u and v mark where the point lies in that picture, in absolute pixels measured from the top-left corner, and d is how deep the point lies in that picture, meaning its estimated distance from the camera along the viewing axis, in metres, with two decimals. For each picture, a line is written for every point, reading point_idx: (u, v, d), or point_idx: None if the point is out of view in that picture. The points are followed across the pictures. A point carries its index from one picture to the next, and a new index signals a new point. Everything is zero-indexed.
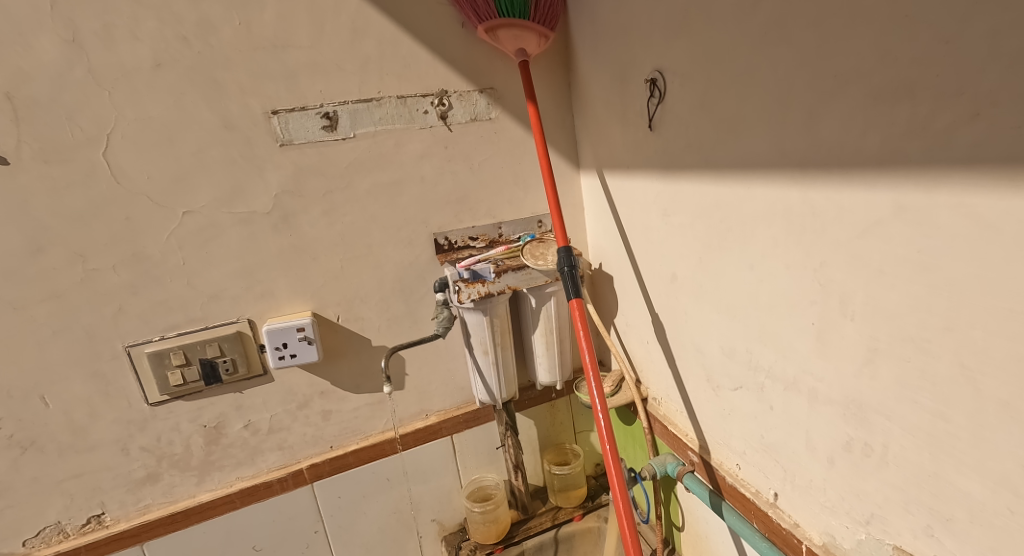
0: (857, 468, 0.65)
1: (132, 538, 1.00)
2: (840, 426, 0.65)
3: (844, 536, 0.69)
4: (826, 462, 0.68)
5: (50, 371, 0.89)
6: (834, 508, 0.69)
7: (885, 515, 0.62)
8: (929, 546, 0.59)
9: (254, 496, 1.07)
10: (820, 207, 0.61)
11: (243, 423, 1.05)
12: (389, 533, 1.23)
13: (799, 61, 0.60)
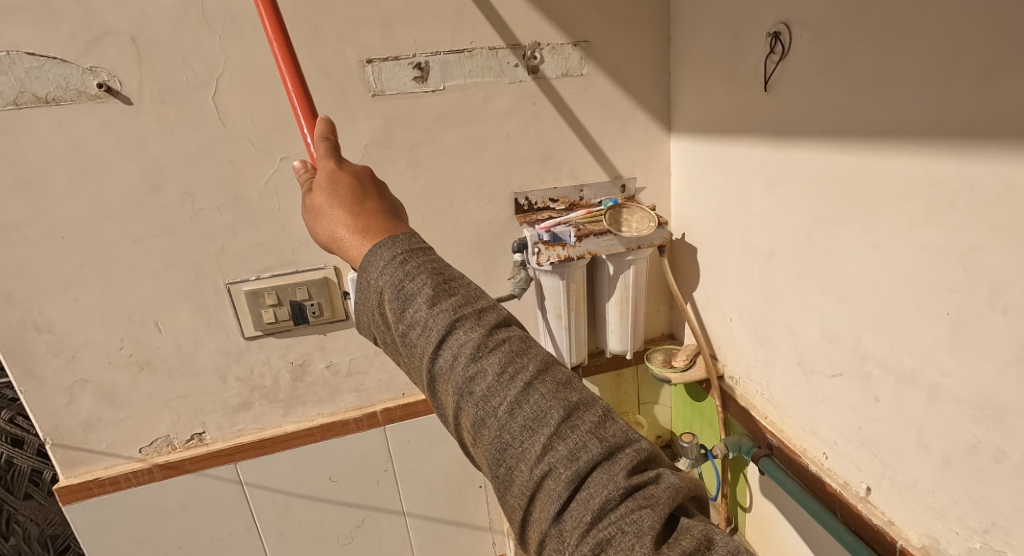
0: (979, 473, 0.60)
1: (228, 456, 1.09)
2: (968, 427, 0.60)
3: (951, 541, 0.65)
4: (940, 463, 0.64)
5: (162, 301, 0.97)
6: (942, 511, 0.65)
7: (1009, 525, 0.58)
8: None
9: (332, 432, 1.14)
10: (979, 183, 0.54)
11: (325, 364, 1.11)
12: (453, 480, 1.28)
13: (975, 10, 0.53)
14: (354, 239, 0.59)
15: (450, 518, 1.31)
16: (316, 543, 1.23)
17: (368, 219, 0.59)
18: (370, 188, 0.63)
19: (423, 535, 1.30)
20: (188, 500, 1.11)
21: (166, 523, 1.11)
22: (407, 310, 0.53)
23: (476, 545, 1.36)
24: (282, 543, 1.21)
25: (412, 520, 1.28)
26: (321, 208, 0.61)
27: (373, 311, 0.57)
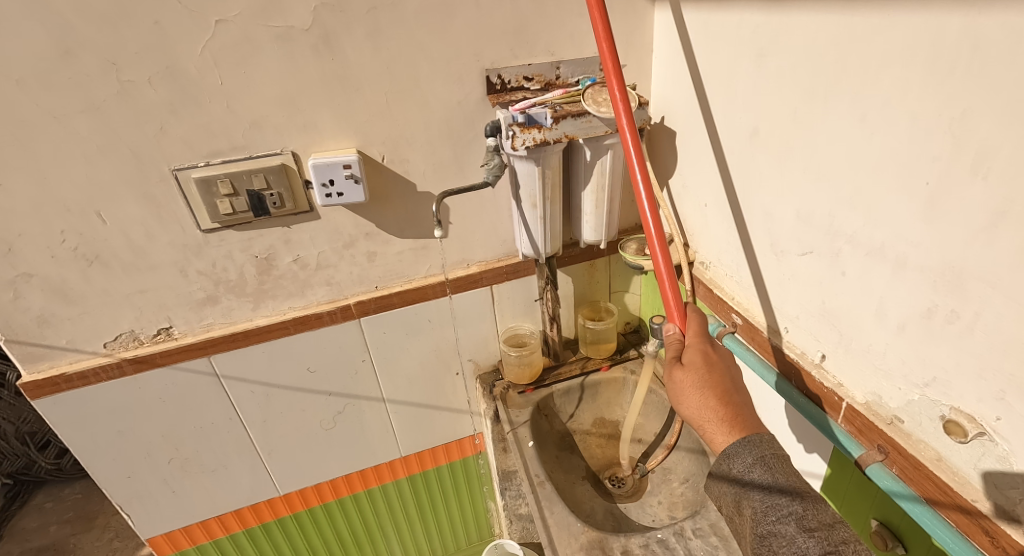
0: (930, 334, 0.62)
1: (200, 350, 1.09)
2: (927, 293, 0.61)
3: (892, 396, 0.70)
4: (895, 328, 0.66)
5: (103, 190, 0.90)
6: (889, 371, 0.69)
7: (951, 380, 0.61)
8: (993, 409, 0.58)
9: (306, 326, 1.14)
10: (986, 40, 0.51)
11: (292, 258, 1.07)
12: (431, 369, 1.31)
13: None
14: (715, 427, 0.72)
15: (428, 404, 1.36)
16: (300, 428, 1.27)
17: (728, 415, 0.71)
18: (718, 364, 0.76)
19: (403, 419, 1.35)
20: (165, 392, 1.11)
21: (146, 414, 1.13)
22: (768, 519, 0.65)
23: (456, 427, 1.42)
24: (266, 429, 1.24)
25: (392, 406, 1.32)
26: (700, 389, 0.74)
27: (730, 499, 0.69)
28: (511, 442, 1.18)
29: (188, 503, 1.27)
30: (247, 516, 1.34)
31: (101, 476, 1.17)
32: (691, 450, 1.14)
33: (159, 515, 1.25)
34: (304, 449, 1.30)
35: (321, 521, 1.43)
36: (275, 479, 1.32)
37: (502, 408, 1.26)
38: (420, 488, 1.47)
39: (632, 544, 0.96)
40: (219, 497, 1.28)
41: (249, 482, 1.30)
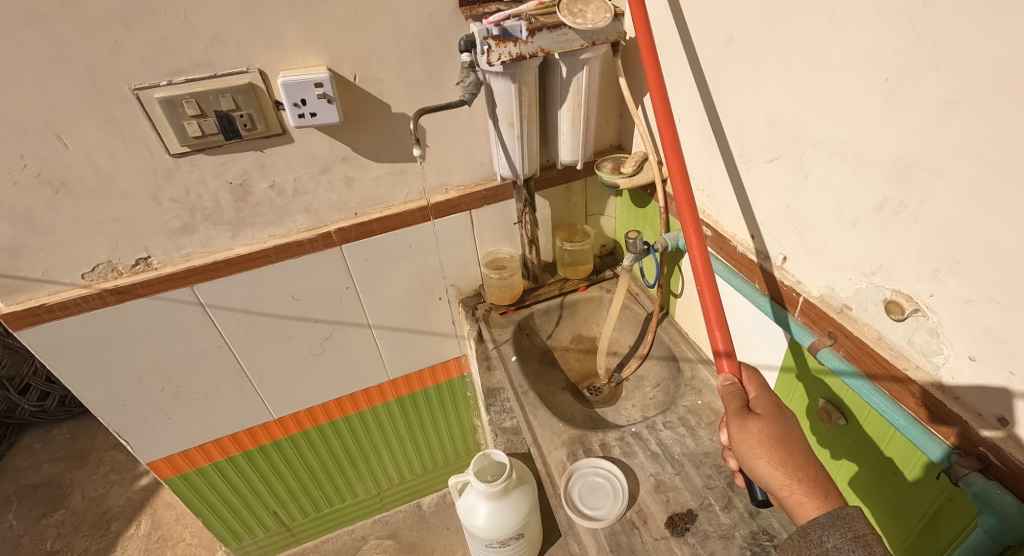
0: (880, 225, 0.67)
1: (182, 281, 1.10)
2: (879, 187, 0.65)
3: (844, 287, 0.76)
4: (850, 223, 0.71)
5: (60, 111, 0.87)
6: (842, 264, 0.74)
7: (895, 265, 0.67)
8: (928, 288, 0.64)
9: (288, 254, 1.15)
10: None
11: (268, 184, 1.07)
12: (414, 294, 1.34)
13: None
14: (801, 493, 0.68)
15: (413, 328, 1.40)
16: (289, 354, 1.30)
17: (812, 480, 0.69)
18: (789, 420, 0.74)
19: (390, 343, 1.39)
20: (150, 322, 1.13)
21: (133, 344, 1.14)
22: None
23: (441, 349, 1.47)
24: (255, 357, 1.27)
25: (379, 331, 1.36)
26: (777, 448, 0.71)
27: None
28: (495, 356, 1.25)
29: (184, 430, 1.30)
30: (244, 440, 1.38)
31: (94, 405, 1.19)
32: (663, 357, 1.23)
33: (157, 442, 1.28)
34: (295, 376, 1.34)
35: (317, 443, 1.47)
36: (269, 405, 1.36)
37: (484, 326, 1.32)
38: (409, 408, 1.53)
39: (613, 439, 1.03)
40: (214, 422, 1.32)
41: (244, 408, 1.33)
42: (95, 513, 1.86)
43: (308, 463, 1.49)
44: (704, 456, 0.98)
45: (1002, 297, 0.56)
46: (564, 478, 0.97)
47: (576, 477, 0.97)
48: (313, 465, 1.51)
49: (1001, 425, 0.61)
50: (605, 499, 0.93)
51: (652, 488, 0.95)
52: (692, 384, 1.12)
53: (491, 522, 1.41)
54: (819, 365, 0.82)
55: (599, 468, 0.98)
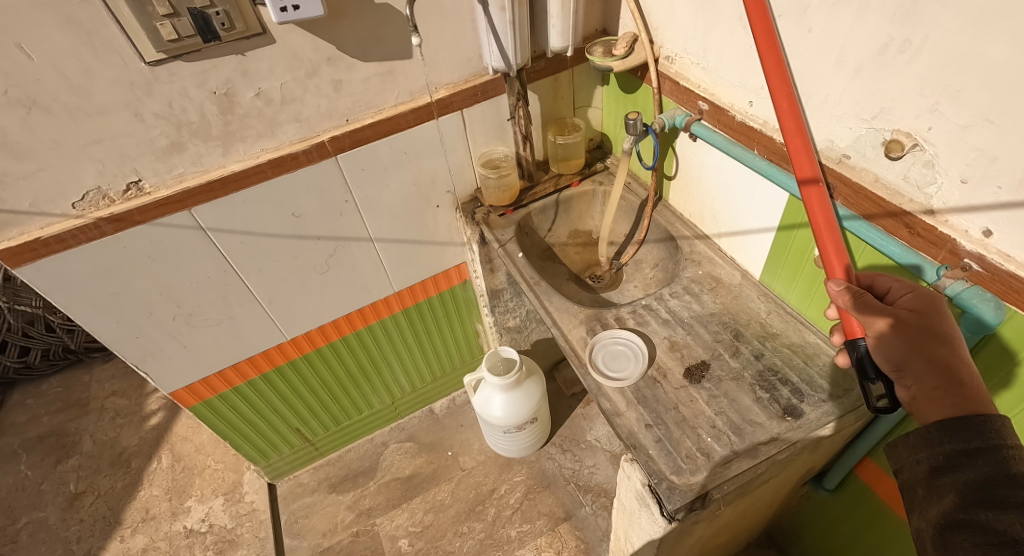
0: (884, 68, 0.71)
1: (178, 204, 1.07)
2: (884, 29, 0.69)
3: (843, 138, 0.80)
4: (852, 71, 0.75)
5: (18, 16, 0.82)
6: (842, 115, 0.79)
7: (895, 106, 0.72)
8: (928, 122, 0.69)
9: (284, 168, 1.13)
10: None
11: (254, 92, 1.03)
12: (412, 203, 1.33)
13: None
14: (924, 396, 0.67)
15: (414, 238, 1.40)
16: (296, 274, 1.30)
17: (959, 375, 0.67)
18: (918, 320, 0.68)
19: (393, 256, 1.39)
20: (151, 249, 1.11)
21: (137, 274, 1.13)
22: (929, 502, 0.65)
23: (441, 258, 1.47)
24: (262, 279, 1.27)
25: (381, 245, 1.36)
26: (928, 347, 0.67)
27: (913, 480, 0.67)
28: (503, 254, 1.25)
29: (202, 356, 1.31)
30: (260, 363, 1.40)
31: (108, 339, 1.19)
32: (659, 240, 1.27)
33: (178, 370, 1.30)
34: (303, 296, 1.34)
35: (329, 360, 1.50)
36: (281, 327, 1.37)
37: (484, 229, 1.32)
38: (415, 319, 1.55)
39: (626, 312, 1.11)
40: (230, 347, 1.33)
41: (258, 331, 1.35)
42: (110, 455, 1.82)
43: (323, 380, 1.53)
44: (710, 316, 1.07)
45: (1000, 116, 0.62)
46: (587, 350, 1.05)
47: (598, 347, 1.05)
48: (328, 382, 1.55)
49: (984, 237, 0.70)
50: (627, 364, 1.02)
51: (667, 348, 1.04)
52: (692, 258, 1.17)
53: (507, 409, 1.50)
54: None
55: (619, 339, 1.06)
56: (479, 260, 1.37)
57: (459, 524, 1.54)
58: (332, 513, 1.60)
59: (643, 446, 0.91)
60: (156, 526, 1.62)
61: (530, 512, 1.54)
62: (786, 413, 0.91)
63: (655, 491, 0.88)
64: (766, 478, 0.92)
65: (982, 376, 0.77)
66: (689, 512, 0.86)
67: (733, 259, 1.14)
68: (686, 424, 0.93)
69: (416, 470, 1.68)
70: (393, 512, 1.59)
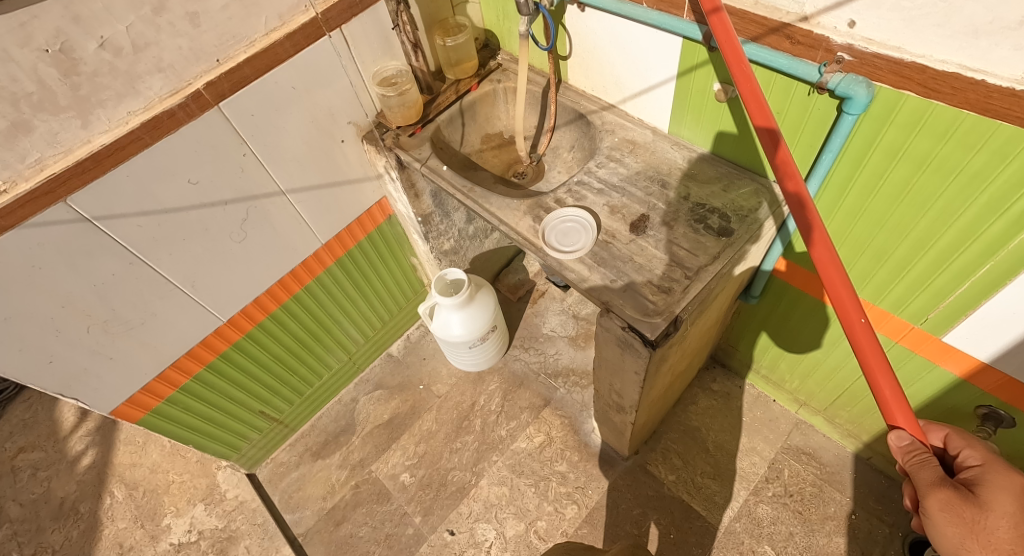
0: None
1: (48, 198, 0.89)
2: None
3: None
4: None
5: None
6: None
7: None
8: None
9: (162, 130, 0.96)
10: None
11: (97, 43, 0.86)
12: (314, 142, 1.21)
13: None
14: None
15: (327, 181, 1.29)
16: (212, 251, 1.13)
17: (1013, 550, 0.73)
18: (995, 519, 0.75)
19: (310, 206, 1.28)
20: (36, 256, 0.91)
21: (26, 290, 0.93)
22: None
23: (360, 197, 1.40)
24: (176, 264, 1.09)
25: (295, 196, 1.23)
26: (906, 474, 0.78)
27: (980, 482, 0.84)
28: (427, 172, 1.20)
29: (133, 365, 1.14)
30: (202, 354, 1.26)
31: (15, 374, 0.99)
32: (569, 121, 1.33)
33: (112, 387, 1.13)
34: (228, 273, 1.19)
35: (275, 332, 1.40)
36: (215, 312, 1.22)
37: (399, 153, 1.26)
38: (349, 267, 1.49)
39: (563, 193, 1.09)
40: (163, 347, 1.17)
41: (189, 322, 1.18)
42: (50, 507, 1.61)
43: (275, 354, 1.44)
44: (636, 175, 1.10)
45: None
46: (538, 235, 1.01)
47: (549, 228, 1.03)
48: (277, 355, 1.47)
49: (850, 28, 0.81)
50: (578, 237, 1.00)
51: (608, 214, 1.04)
52: (605, 128, 1.22)
53: (467, 325, 1.51)
54: (709, 53, 0.98)
55: (565, 216, 1.04)
56: (402, 186, 1.33)
57: (452, 442, 1.61)
58: (325, 476, 1.60)
59: (614, 300, 0.90)
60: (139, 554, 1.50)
61: (513, 409, 1.64)
62: (722, 233, 0.97)
63: (635, 327, 0.88)
64: (710, 302, 0.97)
65: (861, 152, 0.88)
66: (667, 338, 0.87)
67: (641, 120, 1.21)
68: (644, 268, 0.93)
69: (394, 411, 1.70)
70: (386, 454, 1.62)
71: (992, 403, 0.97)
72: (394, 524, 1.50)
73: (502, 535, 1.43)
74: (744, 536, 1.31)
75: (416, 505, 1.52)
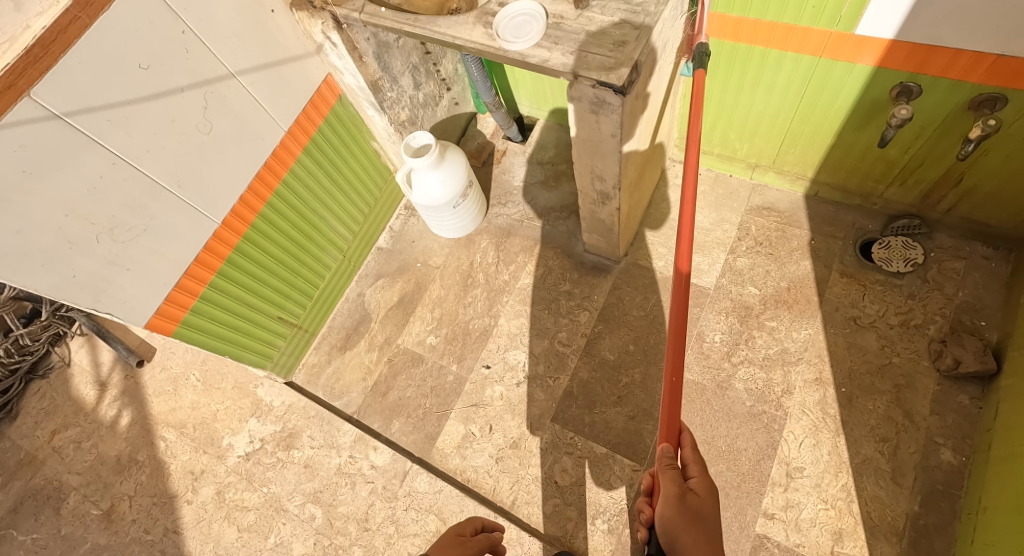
0: None
1: (12, 92, 0.83)
2: None
3: None
4: None
5: None
6: None
7: None
8: None
9: (95, 7, 0.88)
10: None
11: None
12: (246, 14, 1.14)
13: None
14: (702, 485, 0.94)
15: (272, 59, 1.23)
16: (184, 144, 1.10)
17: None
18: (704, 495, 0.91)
19: (264, 88, 1.23)
20: (23, 160, 0.88)
21: (25, 201, 0.90)
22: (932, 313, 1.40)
23: (307, 75, 1.35)
24: (156, 161, 1.07)
25: (245, 78, 1.18)
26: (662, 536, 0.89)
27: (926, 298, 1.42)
28: (368, 17, 1.18)
29: (151, 273, 1.15)
30: (209, 260, 1.27)
31: (45, 289, 0.98)
32: None
33: (138, 299, 1.14)
34: (207, 167, 1.17)
35: (269, 231, 1.41)
36: (207, 212, 1.21)
37: (333, 11, 1.22)
38: (318, 156, 1.48)
39: None
40: (172, 252, 1.17)
41: (186, 224, 1.18)
42: (109, 465, 1.71)
43: (276, 257, 1.47)
44: None
45: None
46: (494, 37, 1.06)
47: (500, 26, 1.07)
48: (277, 257, 1.48)
49: None
50: (532, 26, 1.05)
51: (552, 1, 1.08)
52: None
53: (446, 184, 1.59)
54: None
55: (512, 13, 1.08)
56: (345, 49, 1.30)
57: (463, 299, 1.75)
58: (359, 362, 1.72)
59: (579, 66, 0.99)
60: (214, 474, 1.63)
61: (509, 256, 1.78)
62: None
63: (604, 83, 0.97)
64: (658, 55, 1.06)
65: None
66: (632, 85, 0.98)
67: None
68: (598, 35, 1.01)
69: (401, 292, 1.80)
70: (407, 327, 1.75)
71: (903, 81, 1.14)
72: (435, 377, 1.65)
73: (532, 354, 1.62)
74: (730, 284, 1.55)
75: (449, 357, 1.67)
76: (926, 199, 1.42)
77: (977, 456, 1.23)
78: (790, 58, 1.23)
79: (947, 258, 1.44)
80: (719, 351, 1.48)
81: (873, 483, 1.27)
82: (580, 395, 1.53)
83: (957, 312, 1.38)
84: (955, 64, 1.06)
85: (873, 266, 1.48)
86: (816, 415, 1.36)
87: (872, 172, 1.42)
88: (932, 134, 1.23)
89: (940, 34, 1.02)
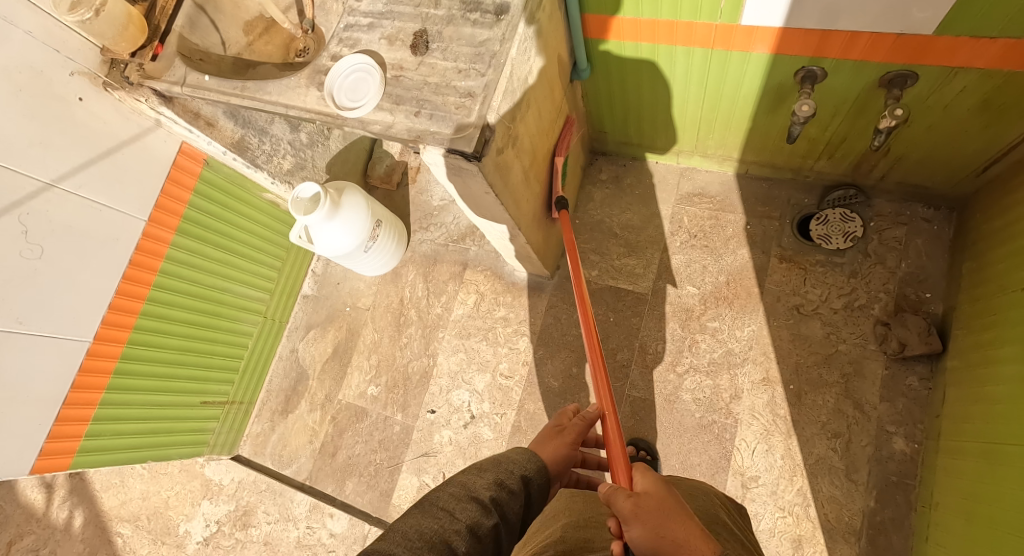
0: None
1: None
2: None
3: None
4: None
5: None
6: None
7: None
8: None
9: None
10: None
11: None
12: (46, 114, 0.99)
13: None
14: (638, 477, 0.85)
15: (100, 152, 1.09)
16: (10, 279, 0.98)
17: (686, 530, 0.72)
18: (658, 492, 0.79)
19: (98, 186, 1.09)
20: None
21: None
22: (872, 292, 1.32)
23: (156, 155, 1.20)
24: None
25: (69, 184, 1.04)
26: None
27: (865, 276, 1.33)
28: (191, 90, 1.05)
29: (17, 421, 1.05)
30: (92, 381, 1.17)
31: None
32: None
33: (10, 451, 1.05)
34: (51, 292, 1.05)
35: (160, 327, 1.30)
36: (68, 336, 1.10)
37: (151, 85, 1.09)
38: (201, 232, 1.35)
39: (335, 48, 0.95)
40: (37, 391, 1.07)
41: (45, 357, 1.07)
42: None
43: (176, 349, 1.36)
44: None
45: None
46: (327, 101, 0.91)
47: (333, 87, 0.92)
48: (179, 347, 1.38)
49: None
50: (362, 91, 0.91)
51: (388, 47, 0.93)
52: None
53: (351, 232, 1.47)
54: None
55: (344, 69, 0.93)
56: (185, 120, 1.14)
57: (398, 340, 1.66)
58: (303, 424, 1.65)
59: (423, 129, 0.85)
60: None
61: (438, 286, 1.67)
62: (499, 14, 0.89)
63: (454, 148, 0.82)
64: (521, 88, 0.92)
65: None
66: (489, 144, 0.84)
67: None
68: (441, 86, 0.87)
69: (335, 342, 1.71)
70: (346, 380, 1.66)
71: (805, 64, 1.01)
72: (382, 430, 1.58)
73: (476, 391, 1.54)
74: (668, 286, 1.46)
75: (393, 406, 1.60)
76: (857, 169, 1.30)
77: (929, 443, 1.17)
78: (682, 52, 1.09)
79: (887, 226, 1.34)
80: (664, 362, 1.40)
81: (828, 482, 1.22)
82: (530, 429, 1.47)
83: (900, 286, 1.30)
84: (855, 44, 0.93)
85: (811, 245, 1.38)
86: (767, 418, 1.30)
87: (797, 149, 1.30)
88: (848, 111, 1.10)
89: (835, 3, 0.87)
